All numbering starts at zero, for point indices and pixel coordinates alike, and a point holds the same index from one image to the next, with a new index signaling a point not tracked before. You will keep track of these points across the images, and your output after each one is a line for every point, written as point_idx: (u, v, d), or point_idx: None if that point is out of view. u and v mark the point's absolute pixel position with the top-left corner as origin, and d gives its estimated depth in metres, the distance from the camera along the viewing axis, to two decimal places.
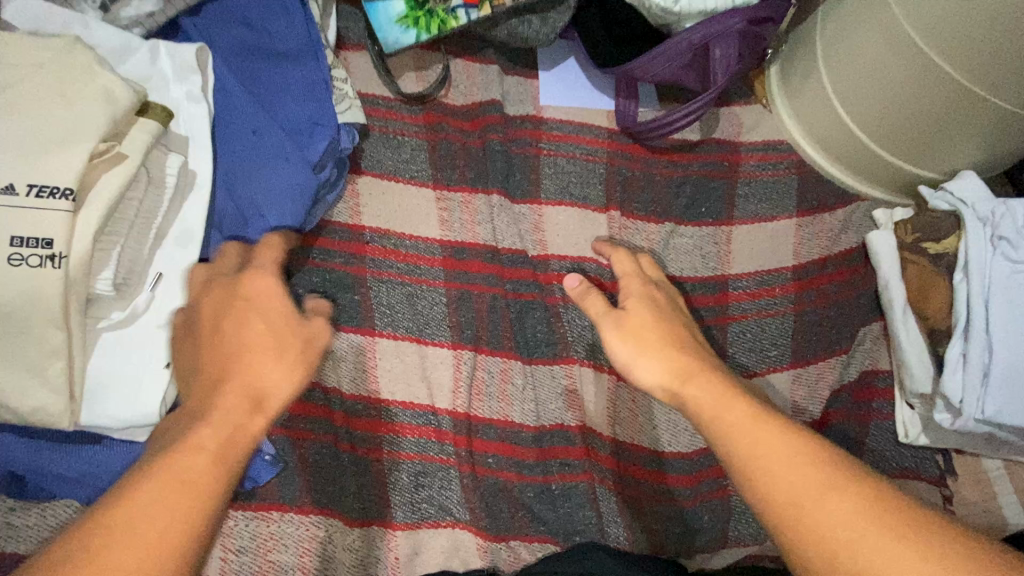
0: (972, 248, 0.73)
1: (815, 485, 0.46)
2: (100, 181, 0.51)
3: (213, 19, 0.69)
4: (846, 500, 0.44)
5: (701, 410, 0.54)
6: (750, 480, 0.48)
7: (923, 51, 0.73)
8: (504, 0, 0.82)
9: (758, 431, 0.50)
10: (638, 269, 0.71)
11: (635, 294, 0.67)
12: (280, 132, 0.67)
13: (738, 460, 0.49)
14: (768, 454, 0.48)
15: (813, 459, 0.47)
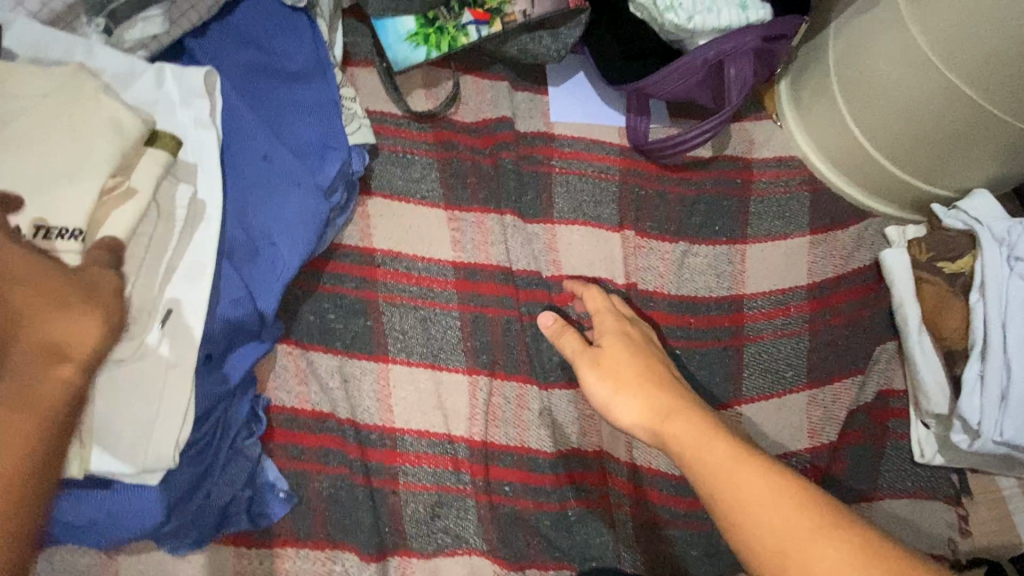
0: (988, 268, 0.73)
1: (804, 533, 0.45)
2: (110, 217, 0.49)
3: (219, 39, 0.67)
4: (833, 546, 0.44)
5: (682, 449, 0.53)
6: (732, 521, 0.48)
7: (938, 71, 0.73)
8: (515, 17, 0.81)
9: (738, 473, 0.49)
10: (610, 304, 0.70)
11: (610, 331, 0.66)
12: (290, 156, 0.65)
13: (720, 500, 0.49)
14: (749, 497, 0.48)
15: (798, 502, 0.47)
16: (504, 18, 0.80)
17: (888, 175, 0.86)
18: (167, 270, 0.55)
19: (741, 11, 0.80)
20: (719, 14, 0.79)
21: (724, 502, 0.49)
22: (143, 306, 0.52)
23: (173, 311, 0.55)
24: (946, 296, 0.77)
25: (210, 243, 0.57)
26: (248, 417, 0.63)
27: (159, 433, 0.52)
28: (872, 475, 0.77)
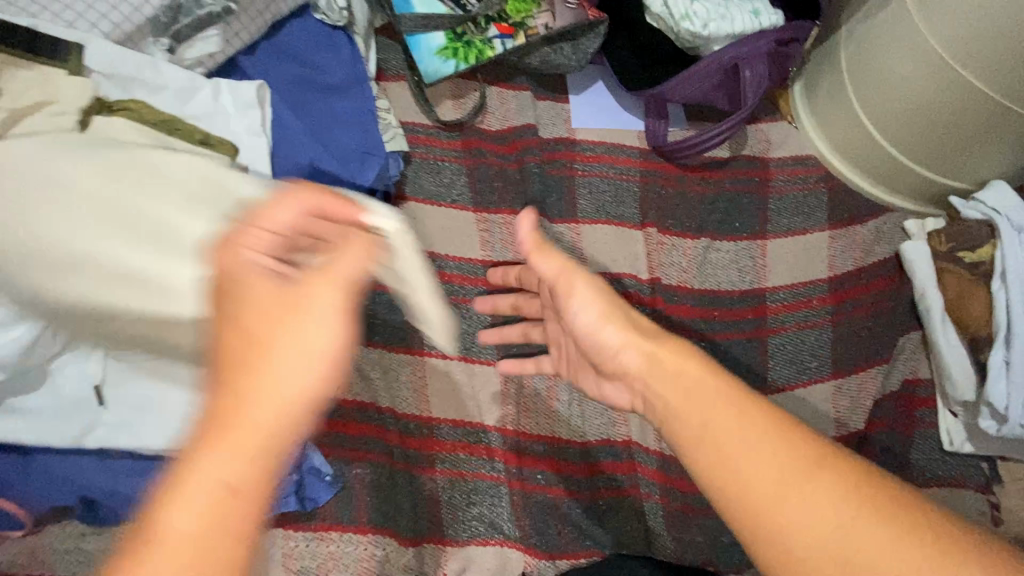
0: (1008, 257, 0.75)
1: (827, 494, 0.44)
2: None
3: (267, 56, 0.72)
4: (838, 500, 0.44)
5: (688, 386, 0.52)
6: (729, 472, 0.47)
7: (949, 68, 0.75)
8: (538, 30, 0.85)
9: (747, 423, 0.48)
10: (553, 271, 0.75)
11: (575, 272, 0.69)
12: (334, 163, 0.70)
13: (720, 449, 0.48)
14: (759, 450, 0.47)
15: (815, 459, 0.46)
16: (527, 31, 0.85)
17: (905, 171, 0.88)
18: None
19: (754, 17, 0.84)
20: (733, 21, 0.83)
21: (722, 473, 0.48)
22: None
23: None
24: (968, 285, 0.78)
25: None
26: None
27: None
28: (902, 463, 0.78)
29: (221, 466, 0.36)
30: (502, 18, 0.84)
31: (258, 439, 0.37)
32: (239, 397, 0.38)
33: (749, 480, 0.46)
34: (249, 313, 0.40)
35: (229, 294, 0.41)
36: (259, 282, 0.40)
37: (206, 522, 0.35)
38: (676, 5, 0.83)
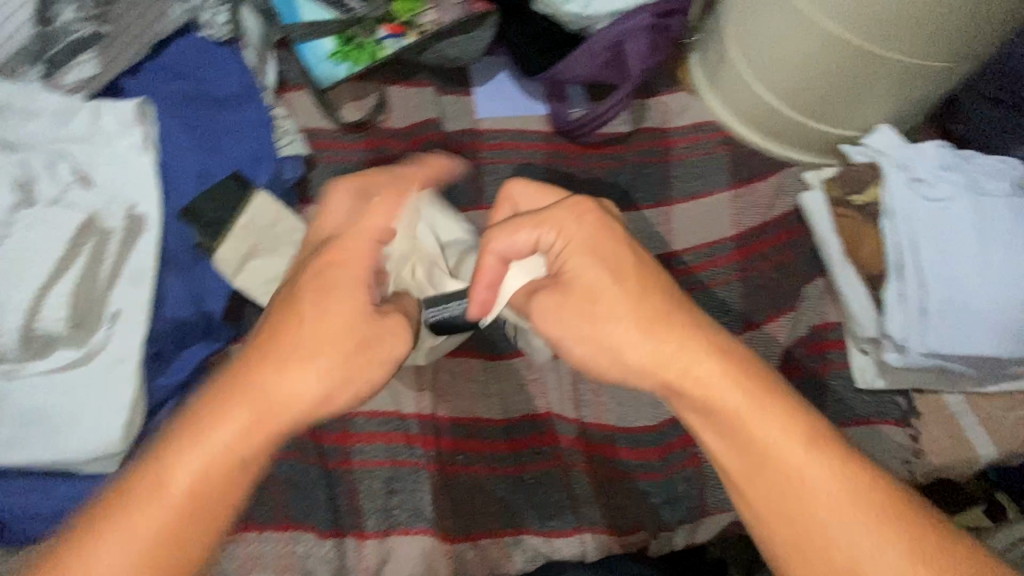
0: (891, 194, 0.77)
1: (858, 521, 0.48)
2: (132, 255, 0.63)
3: (153, 76, 0.74)
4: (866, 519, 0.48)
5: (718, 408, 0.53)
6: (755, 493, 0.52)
7: (816, 21, 0.77)
8: (427, 27, 0.88)
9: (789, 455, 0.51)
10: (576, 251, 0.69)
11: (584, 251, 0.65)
12: (225, 172, 0.72)
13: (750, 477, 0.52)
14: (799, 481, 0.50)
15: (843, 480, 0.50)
16: (418, 28, 0.88)
17: (799, 125, 0.91)
18: (113, 278, 0.62)
19: None
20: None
21: (764, 498, 0.51)
22: (88, 305, 0.61)
23: (119, 312, 0.61)
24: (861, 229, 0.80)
25: (150, 251, 0.63)
26: None
27: (109, 415, 0.58)
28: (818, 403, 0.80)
29: (224, 441, 0.51)
30: (390, 18, 0.87)
31: (279, 425, 0.53)
32: (264, 392, 0.53)
33: (774, 485, 0.51)
34: (328, 299, 0.55)
35: (315, 291, 0.56)
36: (348, 310, 0.55)
37: (197, 480, 0.50)
38: None
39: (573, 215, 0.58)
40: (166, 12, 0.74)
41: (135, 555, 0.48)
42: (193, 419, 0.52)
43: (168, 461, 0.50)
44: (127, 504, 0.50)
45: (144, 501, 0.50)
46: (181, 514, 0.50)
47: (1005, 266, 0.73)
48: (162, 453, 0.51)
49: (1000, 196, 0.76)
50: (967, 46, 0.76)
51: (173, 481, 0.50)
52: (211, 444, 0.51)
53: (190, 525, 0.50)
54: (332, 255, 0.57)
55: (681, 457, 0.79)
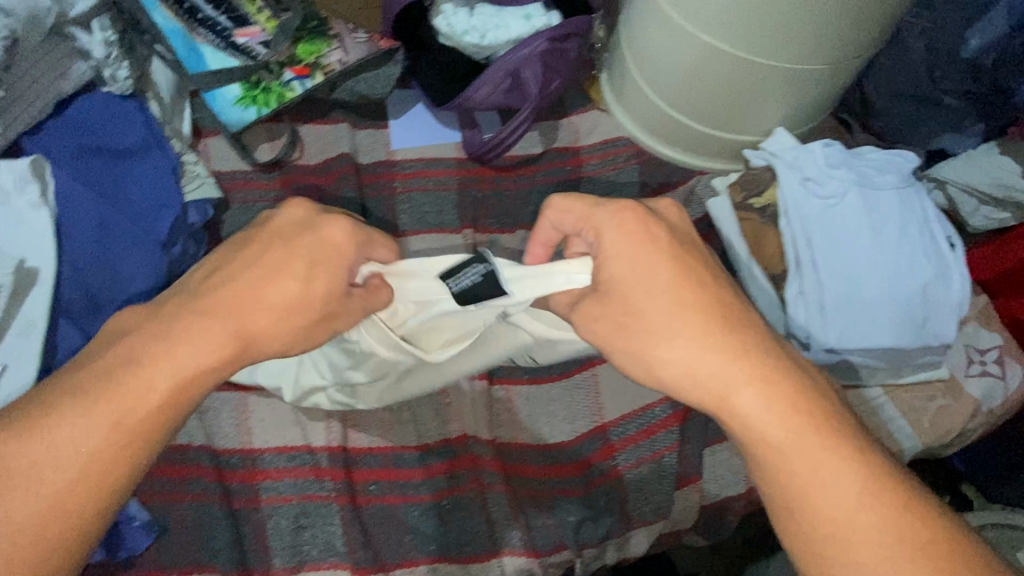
0: (784, 193, 0.78)
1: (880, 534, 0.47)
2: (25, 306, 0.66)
3: (52, 133, 0.76)
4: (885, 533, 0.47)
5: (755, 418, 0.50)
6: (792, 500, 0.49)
7: (696, 36, 0.81)
8: (334, 65, 0.91)
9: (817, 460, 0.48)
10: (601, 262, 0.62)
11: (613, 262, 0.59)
12: (125, 221, 0.73)
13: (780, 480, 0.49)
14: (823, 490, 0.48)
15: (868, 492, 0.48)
16: (324, 69, 0.91)
17: (701, 134, 0.94)
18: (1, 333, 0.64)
19: (527, 22, 0.90)
20: (509, 28, 0.90)
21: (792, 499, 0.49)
22: None
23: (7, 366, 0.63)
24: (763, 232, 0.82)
25: (41, 303, 0.66)
26: None
27: None
28: None
29: (199, 362, 0.50)
30: (295, 62, 0.90)
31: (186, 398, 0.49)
32: (248, 327, 0.52)
33: (802, 488, 0.48)
34: (321, 268, 0.54)
35: (319, 248, 0.54)
36: (327, 277, 0.54)
37: (179, 386, 0.49)
38: (456, 22, 0.90)
39: (614, 221, 0.54)
40: (69, 70, 0.77)
41: (104, 428, 0.46)
42: (171, 327, 0.50)
43: (143, 363, 0.49)
44: (95, 388, 0.47)
45: (119, 384, 0.48)
46: (139, 426, 0.48)
47: (896, 257, 0.74)
48: (143, 361, 0.49)
49: (890, 189, 0.77)
50: (838, 49, 0.79)
51: (132, 398, 0.48)
52: (186, 363, 0.50)
53: (143, 444, 0.48)
54: (333, 226, 0.55)
55: (601, 471, 0.79)
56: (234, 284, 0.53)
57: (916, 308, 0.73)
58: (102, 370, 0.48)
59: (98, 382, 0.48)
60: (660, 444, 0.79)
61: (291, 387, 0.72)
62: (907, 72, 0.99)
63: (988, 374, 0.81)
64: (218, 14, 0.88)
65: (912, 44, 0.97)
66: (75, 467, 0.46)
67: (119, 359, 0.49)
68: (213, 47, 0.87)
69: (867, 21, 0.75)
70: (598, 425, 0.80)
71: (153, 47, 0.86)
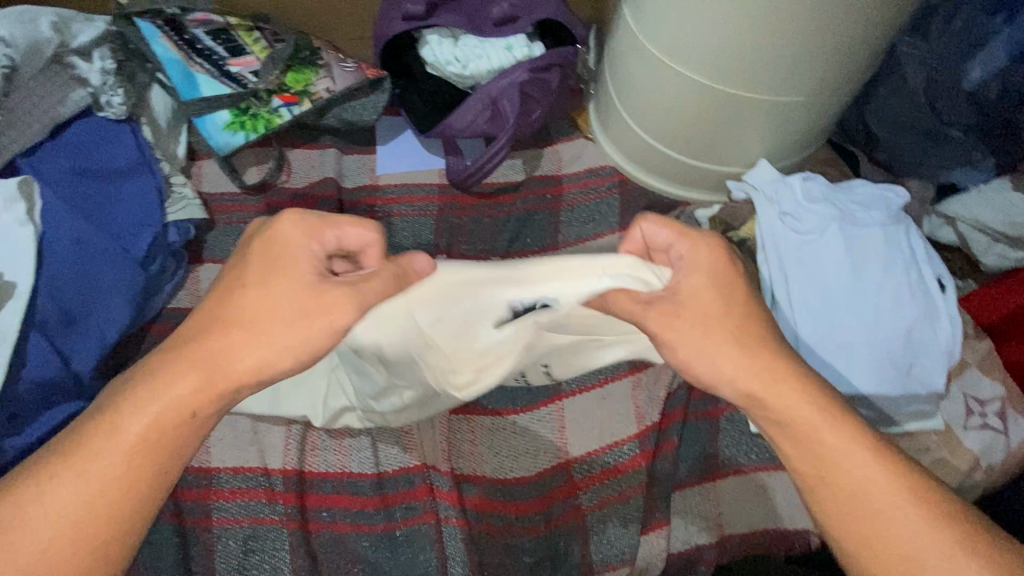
0: (762, 227, 0.75)
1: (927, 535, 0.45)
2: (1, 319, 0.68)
3: (47, 154, 0.80)
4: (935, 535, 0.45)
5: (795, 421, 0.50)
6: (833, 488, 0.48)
7: (672, 67, 0.80)
8: (322, 93, 0.94)
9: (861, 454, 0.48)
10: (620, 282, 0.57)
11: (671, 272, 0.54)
12: (105, 240, 0.76)
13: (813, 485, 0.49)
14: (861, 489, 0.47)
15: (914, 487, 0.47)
16: (311, 96, 0.94)
17: (683, 165, 0.93)
18: None
19: (509, 52, 0.92)
20: (490, 58, 0.92)
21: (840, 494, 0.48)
22: None
23: None
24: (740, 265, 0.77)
25: (14, 316, 0.69)
26: None
27: None
28: (709, 450, 0.77)
29: (177, 400, 0.47)
30: (284, 89, 0.93)
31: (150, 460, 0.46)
32: (217, 352, 0.49)
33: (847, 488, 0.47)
34: (272, 273, 0.50)
35: (272, 258, 0.50)
36: (283, 280, 0.50)
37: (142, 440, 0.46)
38: (441, 53, 0.93)
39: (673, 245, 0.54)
40: (68, 95, 0.81)
41: (93, 484, 0.45)
42: (149, 372, 0.48)
43: (120, 411, 0.47)
44: (80, 445, 0.46)
45: (92, 435, 0.46)
46: (132, 473, 0.46)
47: (878, 298, 0.70)
48: (116, 410, 0.47)
49: (874, 226, 0.73)
50: (819, 81, 0.76)
51: (118, 444, 0.46)
52: (161, 402, 0.47)
53: (136, 487, 0.46)
54: (276, 226, 0.51)
55: (562, 509, 0.75)
56: (204, 320, 0.50)
57: (899, 353, 0.69)
58: (78, 433, 0.46)
59: (88, 437, 0.46)
60: (625, 485, 0.76)
61: (321, 410, 0.73)
62: (908, 103, 0.95)
63: (988, 428, 0.74)
64: (216, 43, 0.92)
65: (912, 75, 0.93)
66: (65, 522, 0.44)
67: (103, 409, 0.47)
68: (207, 75, 0.90)
69: (847, 54, 0.73)
70: (562, 461, 0.77)
71: (153, 75, 0.89)
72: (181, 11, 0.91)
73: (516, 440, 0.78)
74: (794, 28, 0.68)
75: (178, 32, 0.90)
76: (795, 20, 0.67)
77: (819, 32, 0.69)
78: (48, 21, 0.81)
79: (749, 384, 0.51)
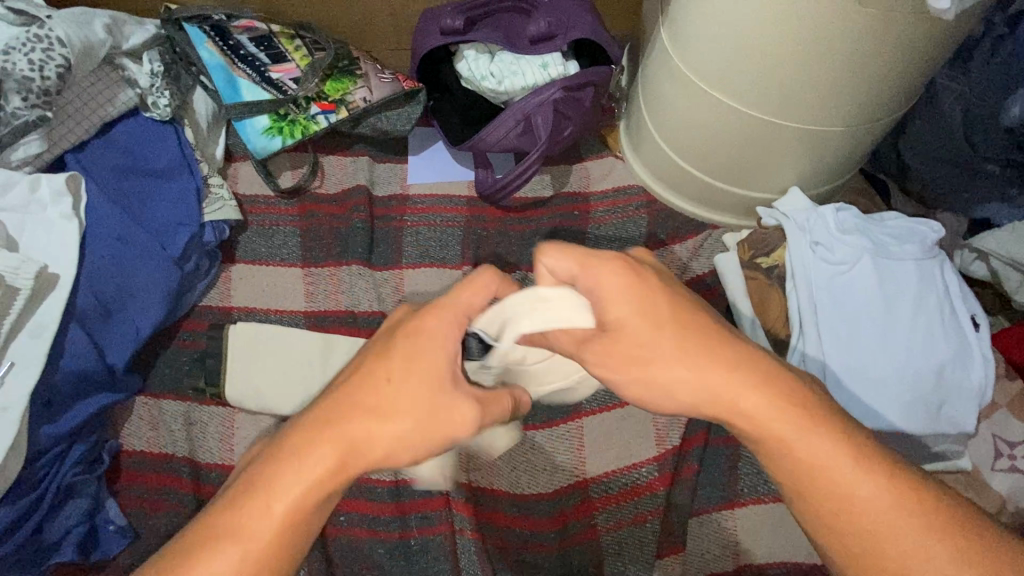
0: (793, 255, 0.75)
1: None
2: (41, 309, 0.71)
3: (94, 152, 0.83)
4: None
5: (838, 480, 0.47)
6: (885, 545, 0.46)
7: (707, 91, 0.80)
8: (358, 102, 0.96)
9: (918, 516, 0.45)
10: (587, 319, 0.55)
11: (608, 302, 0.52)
12: (144, 237, 0.78)
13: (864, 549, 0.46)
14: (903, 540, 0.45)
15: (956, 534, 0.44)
16: (348, 105, 0.96)
17: (713, 191, 0.93)
18: (15, 331, 0.69)
19: (544, 69, 0.93)
20: (525, 75, 0.93)
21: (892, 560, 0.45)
22: None
23: (16, 364, 0.68)
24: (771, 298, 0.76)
25: (56, 307, 0.71)
26: (91, 455, 0.72)
27: None
28: (727, 478, 0.76)
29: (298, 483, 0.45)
30: (322, 97, 0.95)
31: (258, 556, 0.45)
32: (340, 438, 0.47)
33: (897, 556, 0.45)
34: (413, 371, 0.49)
35: (413, 356, 0.49)
36: (417, 380, 0.48)
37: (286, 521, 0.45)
38: (476, 68, 0.94)
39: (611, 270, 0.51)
40: (116, 96, 0.84)
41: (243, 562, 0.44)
42: (278, 456, 0.46)
43: (257, 495, 0.45)
44: (208, 537, 0.45)
45: (251, 509, 0.45)
46: (280, 540, 0.45)
47: (909, 334, 0.69)
48: (252, 498, 0.45)
49: (908, 260, 0.73)
50: (855, 111, 0.76)
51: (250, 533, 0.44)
52: (275, 496, 0.45)
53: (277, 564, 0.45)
54: (426, 318, 0.50)
55: (578, 528, 0.75)
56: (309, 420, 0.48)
57: (927, 390, 0.68)
58: (217, 514, 0.45)
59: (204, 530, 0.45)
60: (643, 507, 0.75)
61: None
62: (942, 136, 0.94)
63: (1017, 470, 0.73)
64: (258, 50, 0.94)
65: (949, 109, 0.91)
66: None
67: (241, 494, 0.46)
68: (248, 80, 0.92)
69: (884, 86, 0.73)
70: (579, 480, 0.77)
71: (197, 79, 0.92)
72: (225, 19, 0.94)
73: (535, 455, 0.78)
74: (831, 59, 0.69)
75: (222, 38, 0.92)
76: (833, 50, 0.68)
77: (857, 64, 0.69)
78: (102, 23, 0.82)
79: (782, 419, 0.47)
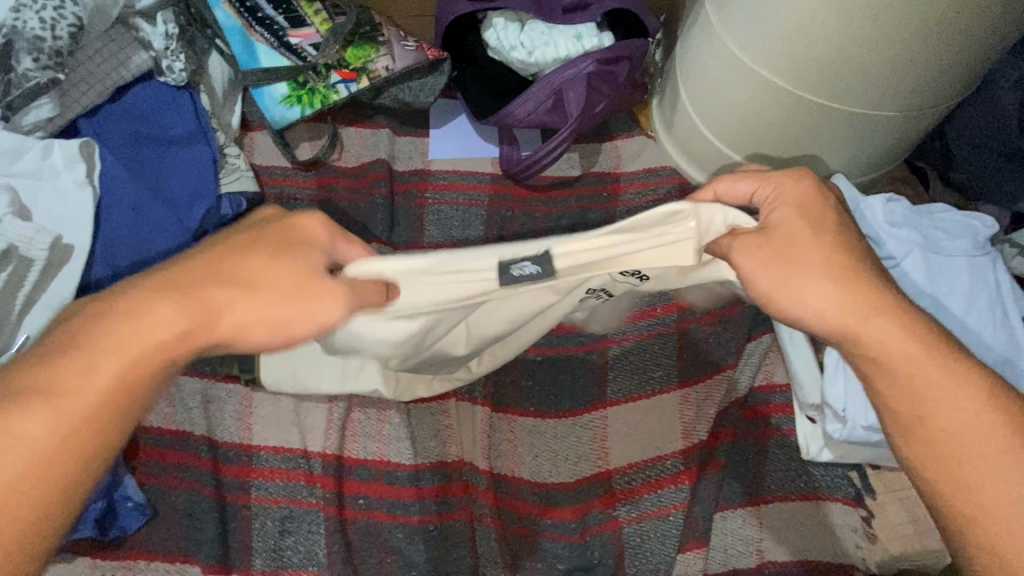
0: None
1: None
2: (56, 282, 0.69)
3: (108, 116, 0.80)
4: None
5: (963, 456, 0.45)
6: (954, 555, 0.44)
7: (755, 69, 0.75)
8: (381, 72, 0.91)
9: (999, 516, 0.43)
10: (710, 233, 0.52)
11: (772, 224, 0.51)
12: (160, 209, 0.76)
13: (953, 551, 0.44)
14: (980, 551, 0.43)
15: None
16: (370, 74, 0.91)
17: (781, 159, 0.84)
18: (30, 303, 0.67)
19: (577, 41, 0.88)
20: (557, 46, 0.88)
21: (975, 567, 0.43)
22: None
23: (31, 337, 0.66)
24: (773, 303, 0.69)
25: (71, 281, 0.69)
26: None
27: None
28: (755, 475, 0.75)
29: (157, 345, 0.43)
30: (342, 65, 0.91)
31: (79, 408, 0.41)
32: (207, 302, 0.45)
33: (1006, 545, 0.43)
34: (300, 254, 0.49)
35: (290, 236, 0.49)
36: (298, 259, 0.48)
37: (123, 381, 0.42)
38: (506, 37, 0.89)
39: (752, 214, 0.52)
40: (130, 58, 0.81)
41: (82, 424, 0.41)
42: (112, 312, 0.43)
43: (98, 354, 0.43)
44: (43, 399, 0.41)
45: (72, 364, 0.42)
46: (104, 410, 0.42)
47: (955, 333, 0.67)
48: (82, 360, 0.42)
49: (959, 257, 0.69)
50: (912, 97, 0.71)
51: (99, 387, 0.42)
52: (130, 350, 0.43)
53: (111, 425, 0.42)
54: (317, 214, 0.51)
55: (599, 519, 0.73)
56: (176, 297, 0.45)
57: None
58: None
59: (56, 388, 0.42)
60: (669, 499, 0.73)
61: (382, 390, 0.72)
62: (991, 125, 0.89)
63: None
64: (277, 13, 0.89)
65: (1005, 96, 0.86)
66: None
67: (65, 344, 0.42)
68: (267, 45, 0.88)
69: (947, 70, 0.68)
70: (601, 471, 0.75)
71: (212, 42, 0.87)
72: None
73: (559, 446, 0.76)
74: (900, 39, 0.63)
75: (240, 0, 0.88)
76: (895, 30, 0.62)
77: (926, 45, 0.64)
78: None
79: None
